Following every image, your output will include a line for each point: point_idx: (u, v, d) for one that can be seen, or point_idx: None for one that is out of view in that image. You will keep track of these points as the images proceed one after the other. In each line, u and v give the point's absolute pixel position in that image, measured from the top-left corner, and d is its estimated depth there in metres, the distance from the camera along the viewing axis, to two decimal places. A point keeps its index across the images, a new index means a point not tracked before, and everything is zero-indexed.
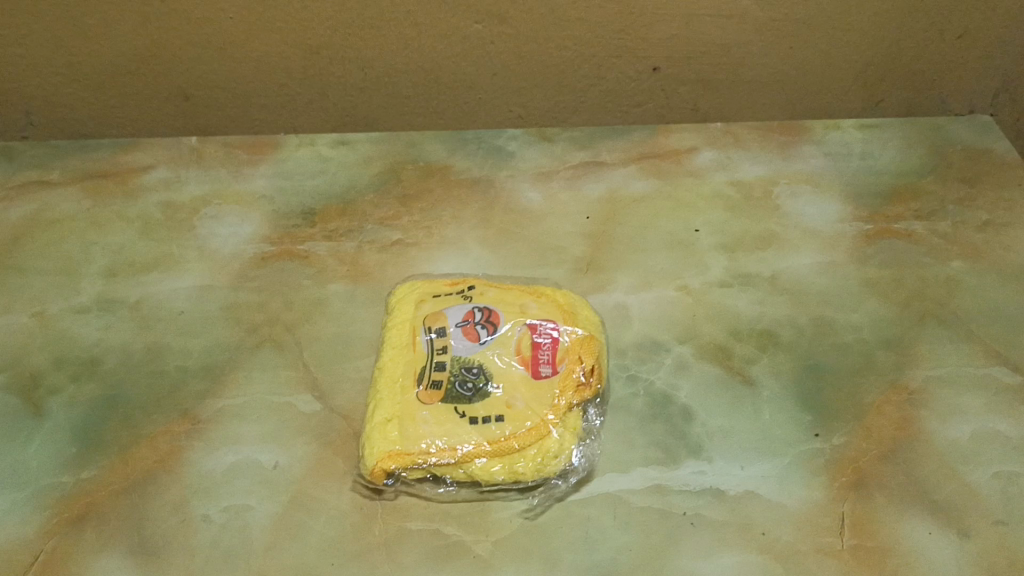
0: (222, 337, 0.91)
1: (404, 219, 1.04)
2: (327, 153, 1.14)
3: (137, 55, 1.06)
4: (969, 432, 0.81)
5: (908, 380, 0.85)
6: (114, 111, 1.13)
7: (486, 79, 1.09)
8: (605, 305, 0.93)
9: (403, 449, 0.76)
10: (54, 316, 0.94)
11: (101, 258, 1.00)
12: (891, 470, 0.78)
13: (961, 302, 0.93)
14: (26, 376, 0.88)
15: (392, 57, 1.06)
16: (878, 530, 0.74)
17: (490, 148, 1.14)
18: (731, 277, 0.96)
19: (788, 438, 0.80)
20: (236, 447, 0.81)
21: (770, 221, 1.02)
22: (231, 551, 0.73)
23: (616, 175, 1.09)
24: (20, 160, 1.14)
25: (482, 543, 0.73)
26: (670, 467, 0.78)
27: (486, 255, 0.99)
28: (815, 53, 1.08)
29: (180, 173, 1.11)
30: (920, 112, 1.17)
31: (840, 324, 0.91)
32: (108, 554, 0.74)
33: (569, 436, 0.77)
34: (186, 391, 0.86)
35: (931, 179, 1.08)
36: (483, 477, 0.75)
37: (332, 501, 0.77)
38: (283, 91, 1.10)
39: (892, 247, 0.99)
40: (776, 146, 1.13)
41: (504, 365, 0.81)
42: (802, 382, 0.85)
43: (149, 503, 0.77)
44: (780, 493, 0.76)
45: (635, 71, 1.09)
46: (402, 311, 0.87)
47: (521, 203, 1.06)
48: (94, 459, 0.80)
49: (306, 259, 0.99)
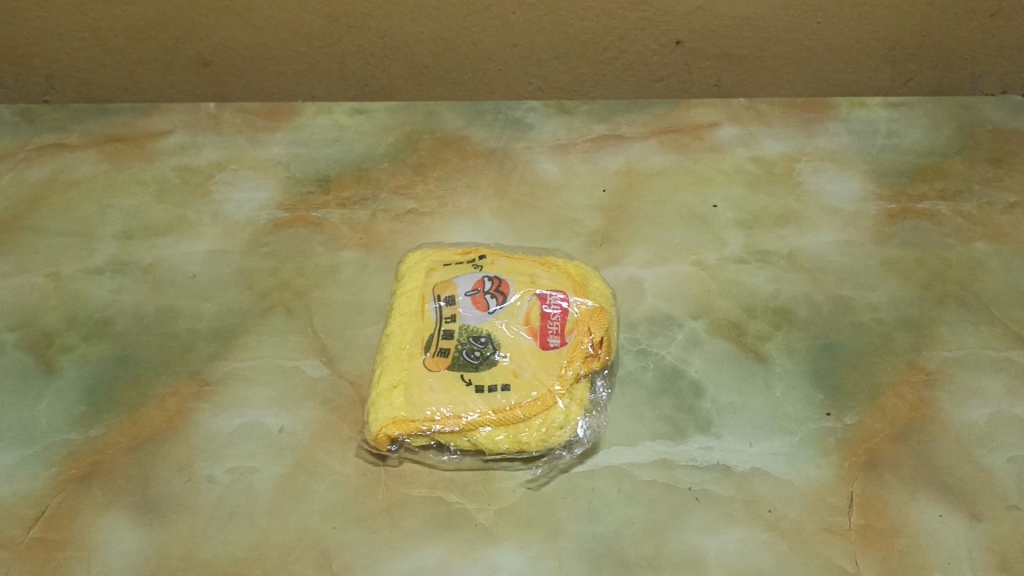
0: (233, 301, 0.91)
1: (418, 188, 1.03)
2: (344, 121, 1.13)
3: (156, 20, 1.05)
4: (987, 415, 0.79)
5: (925, 361, 0.83)
6: (135, 76, 1.13)
7: (506, 49, 1.08)
8: (618, 279, 0.91)
9: (408, 415, 0.76)
10: (68, 277, 0.94)
11: (116, 221, 1.01)
12: (904, 451, 0.76)
13: (984, 284, 0.91)
14: (39, 335, 0.88)
15: (411, 25, 1.05)
16: (888, 511, 0.72)
17: (509, 120, 1.12)
18: (748, 254, 0.94)
19: (799, 416, 0.79)
20: (242, 409, 0.81)
21: (791, 199, 1.01)
22: (235, 512, 0.74)
23: (635, 149, 1.07)
24: (40, 123, 1.14)
25: (485, 511, 0.73)
26: (677, 441, 0.77)
27: (500, 226, 0.98)
28: (844, 29, 1.05)
29: (197, 138, 1.11)
30: (950, 91, 1.15)
31: (858, 303, 0.89)
32: (114, 511, 0.74)
33: (576, 408, 0.76)
34: (195, 353, 0.86)
35: (959, 159, 1.06)
36: (487, 445, 0.75)
37: (337, 466, 0.76)
38: (302, 59, 1.10)
39: (915, 227, 0.97)
40: (800, 122, 1.11)
41: (512, 334, 0.80)
42: (817, 360, 0.83)
43: (156, 462, 0.77)
44: (789, 471, 0.75)
45: (658, 44, 1.07)
46: (412, 278, 0.87)
47: (537, 174, 1.05)
48: (103, 417, 0.81)
49: (319, 226, 0.99)
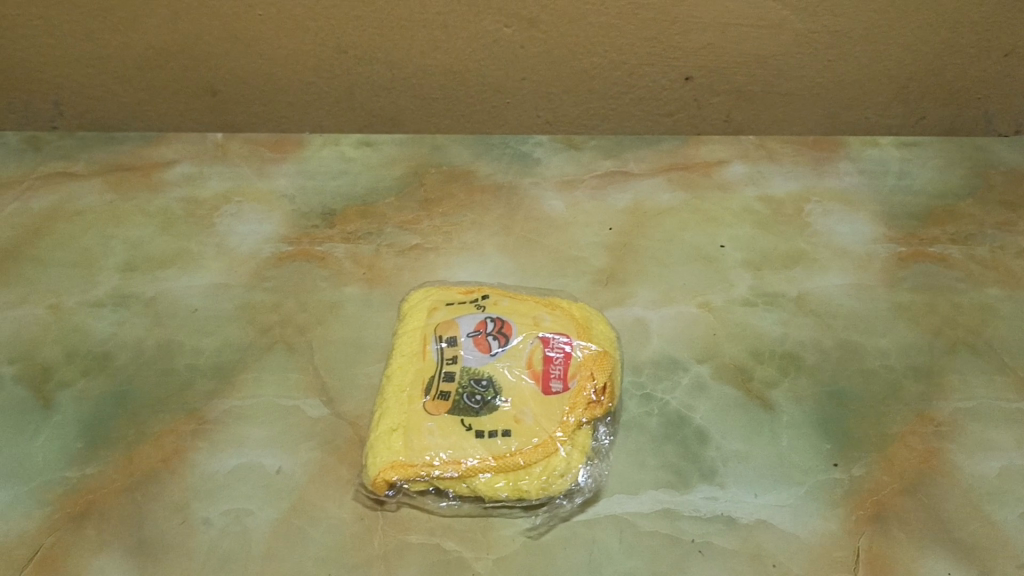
0: (234, 336, 0.90)
1: (424, 224, 1.03)
2: (351, 153, 1.13)
3: (165, 49, 1.05)
4: (998, 469, 0.77)
5: (935, 411, 0.82)
6: (143, 105, 1.13)
7: (515, 83, 1.07)
8: (623, 319, 0.90)
9: (407, 460, 0.74)
10: (70, 309, 0.94)
11: (120, 252, 1.00)
12: (911, 505, 0.75)
13: (996, 332, 0.89)
14: (38, 368, 0.87)
15: (419, 58, 1.05)
16: (895, 568, 0.70)
17: (516, 154, 1.12)
18: (755, 296, 0.93)
19: (806, 466, 0.77)
20: (240, 450, 0.80)
21: (800, 239, 0.99)
22: (230, 556, 0.72)
23: (643, 186, 1.07)
24: (48, 150, 1.14)
25: (483, 560, 0.71)
26: (680, 490, 0.76)
27: (505, 263, 0.97)
28: (855, 66, 1.05)
29: (203, 169, 1.11)
30: (962, 130, 1.14)
31: (867, 349, 0.87)
32: (107, 553, 0.73)
33: (577, 455, 0.75)
34: (194, 390, 0.85)
35: (971, 201, 1.04)
36: (486, 493, 0.73)
37: (333, 510, 0.75)
38: (311, 90, 1.10)
39: (926, 271, 0.96)
40: (810, 161, 1.10)
41: (514, 378, 0.79)
42: (824, 408, 0.82)
43: (151, 503, 0.76)
44: (794, 524, 0.73)
45: (667, 80, 1.07)
46: (414, 318, 0.86)
47: (543, 211, 1.04)
48: (99, 455, 0.80)
49: (323, 260, 0.98)
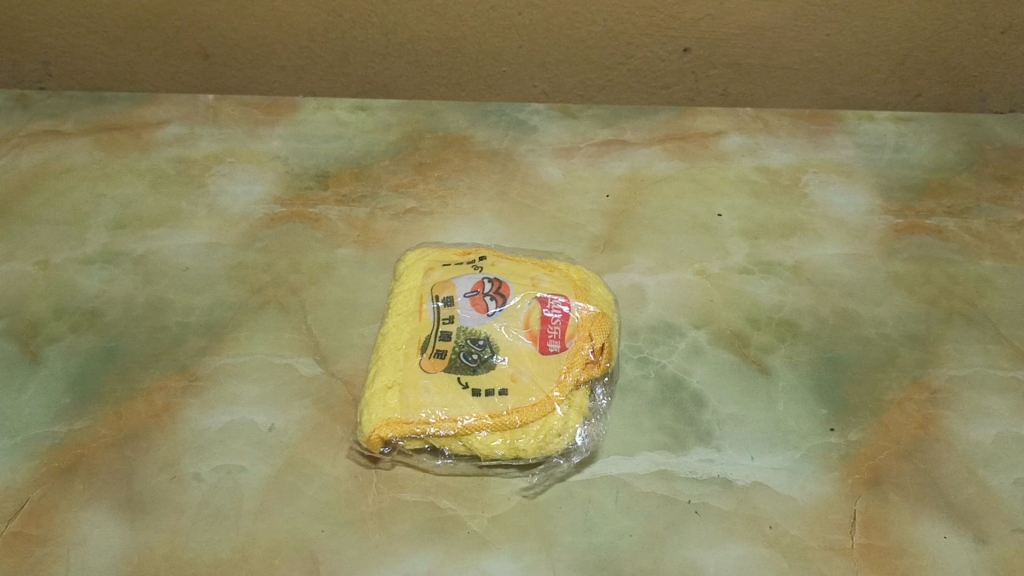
0: (226, 295, 0.89)
1: (419, 187, 1.02)
2: (345, 117, 1.11)
3: (157, 9, 1.03)
4: (993, 435, 0.77)
5: (931, 378, 0.82)
6: (134, 66, 1.11)
7: (512, 51, 1.06)
8: (620, 285, 0.90)
9: (402, 417, 0.73)
10: (58, 266, 0.92)
11: (110, 210, 0.99)
12: (907, 469, 0.75)
13: (991, 303, 0.89)
14: (25, 324, 0.86)
15: (415, 23, 1.03)
16: (890, 530, 0.70)
17: (512, 122, 1.11)
18: (752, 264, 0.93)
19: (802, 430, 0.77)
20: (232, 407, 0.78)
21: (797, 210, 0.99)
22: (221, 511, 0.71)
23: (640, 154, 1.06)
24: (35, 109, 1.12)
25: (479, 518, 0.71)
26: (677, 453, 0.75)
27: (501, 227, 0.96)
28: (854, 41, 1.04)
29: (195, 130, 1.10)
30: (957, 108, 1.14)
31: (863, 317, 0.87)
32: (95, 507, 0.71)
33: (574, 415, 0.74)
34: (185, 347, 0.84)
35: (966, 176, 1.04)
36: (482, 451, 0.72)
37: (327, 467, 0.74)
38: (305, 53, 1.08)
39: (922, 242, 0.96)
40: (807, 133, 1.10)
41: (511, 338, 0.78)
42: (821, 373, 0.82)
43: (141, 458, 0.75)
44: (791, 487, 0.73)
45: (665, 51, 1.06)
46: (411, 278, 0.85)
47: (540, 177, 1.03)
48: (88, 410, 0.78)
49: (316, 222, 0.97)
